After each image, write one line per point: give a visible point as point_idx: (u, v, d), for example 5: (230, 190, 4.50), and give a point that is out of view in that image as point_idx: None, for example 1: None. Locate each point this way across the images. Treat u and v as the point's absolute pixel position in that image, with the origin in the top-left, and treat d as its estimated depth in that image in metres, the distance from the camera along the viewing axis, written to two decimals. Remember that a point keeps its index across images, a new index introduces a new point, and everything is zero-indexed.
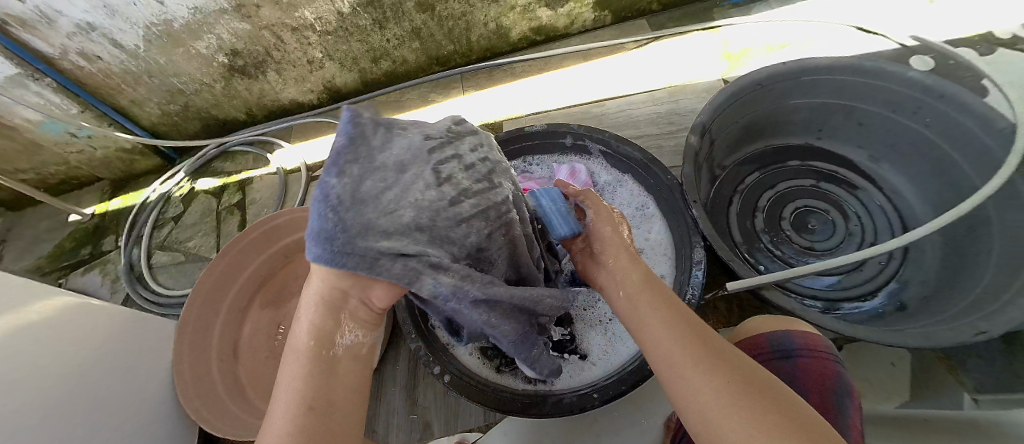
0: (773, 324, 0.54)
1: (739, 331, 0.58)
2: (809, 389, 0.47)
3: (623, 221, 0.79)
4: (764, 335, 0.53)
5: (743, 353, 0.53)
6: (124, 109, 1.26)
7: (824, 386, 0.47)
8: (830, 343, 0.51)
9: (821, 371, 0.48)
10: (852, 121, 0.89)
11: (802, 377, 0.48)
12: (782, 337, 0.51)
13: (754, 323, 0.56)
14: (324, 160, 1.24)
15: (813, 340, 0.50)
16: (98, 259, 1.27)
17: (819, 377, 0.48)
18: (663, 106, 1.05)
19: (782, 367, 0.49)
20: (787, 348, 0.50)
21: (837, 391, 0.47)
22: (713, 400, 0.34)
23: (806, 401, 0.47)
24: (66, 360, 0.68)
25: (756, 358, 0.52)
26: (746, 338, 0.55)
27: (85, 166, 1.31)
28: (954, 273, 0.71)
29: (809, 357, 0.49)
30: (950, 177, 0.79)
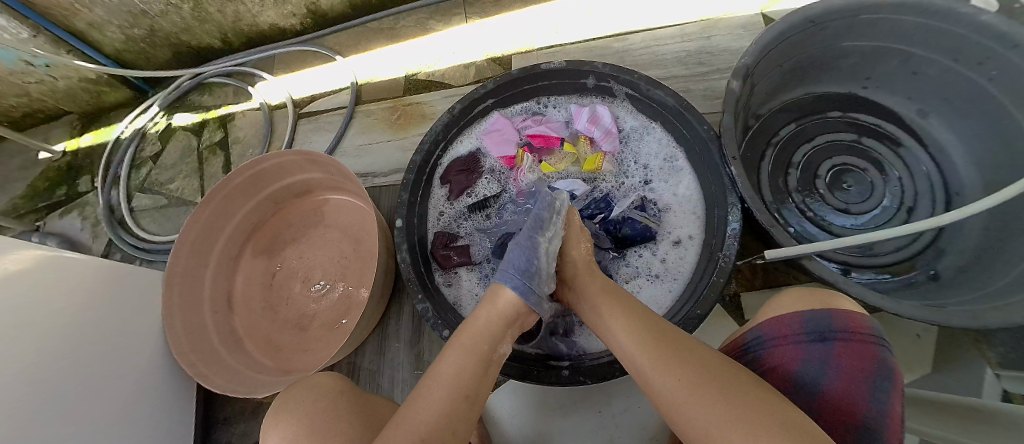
0: (803, 300, 0.44)
1: (763, 306, 0.48)
2: (840, 378, 0.39)
3: (650, 175, 0.74)
4: (791, 313, 0.43)
5: (763, 333, 0.44)
6: (84, 34, 1.11)
7: (861, 375, 0.38)
8: (876, 322, 0.41)
9: (860, 357, 0.39)
10: (905, 69, 0.79)
11: (834, 364, 0.39)
12: (815, 316, 0.41)
13: (783, 297, 0.47)
14: (313, 95, 1.12)
15: (855, 321, 0.40)
16: (76, 201, 1.18)
17: (857, 364, 0.39)
18: (693, 43, 0.93)
19: (810, 352, 0.40)
20: (819, 329, 0.40)
21: (876, 380, 0.38)
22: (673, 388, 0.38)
23: (834, 393, 0.38)
24: (44, 321, 0.64)
25: (777, 340, 0.43)
26: (770, 315, 0.45)
27: (48, 98, 1.18)
28: (997, 245, 0.67)
29: (847, 340, 0.39)
30: (1006, 140, 0.72)
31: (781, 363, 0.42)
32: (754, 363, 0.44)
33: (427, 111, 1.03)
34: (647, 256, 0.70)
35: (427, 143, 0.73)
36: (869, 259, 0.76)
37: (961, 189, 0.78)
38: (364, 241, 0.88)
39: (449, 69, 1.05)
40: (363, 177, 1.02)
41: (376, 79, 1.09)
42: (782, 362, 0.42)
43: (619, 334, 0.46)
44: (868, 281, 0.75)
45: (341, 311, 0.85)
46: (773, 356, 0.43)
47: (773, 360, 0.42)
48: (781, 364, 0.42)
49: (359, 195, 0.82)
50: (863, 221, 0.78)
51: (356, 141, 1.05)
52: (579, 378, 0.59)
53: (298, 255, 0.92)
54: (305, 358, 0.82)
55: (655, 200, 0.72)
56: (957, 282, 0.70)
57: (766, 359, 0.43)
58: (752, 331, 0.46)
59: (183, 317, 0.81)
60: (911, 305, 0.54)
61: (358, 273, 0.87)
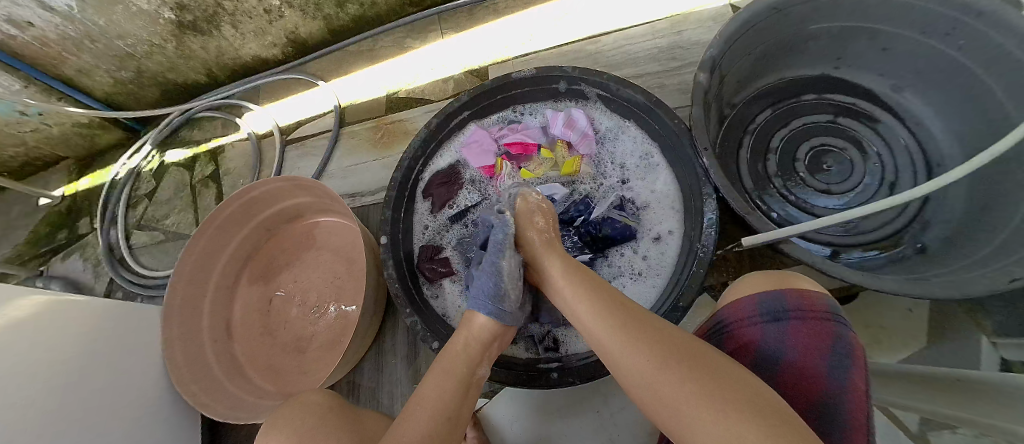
0: (761, 284, 0.45)
1: (727, 291, 0.49)
2: (798, 354, 0.39)
3: (627, 174, 0.75)
4: (746, 296, 0.44)
5: (724, 317, 0.46)
6: (73, 81, 1.14)
7: (818, 350, 0.39)
8: (833, 300, 0.42)
9: (815, 333, 0.39)
10: (875, 46, 0.80)
11: (790, 341, 0.40)
12: (767, 297, 0.43)
13: (743, 281, 0.48)
14: (298, 121, 1.14)
15: (808, 300, 0.41)
16: (76, 243, 1.20)
17: (813, 341, 0.39)
18: (664, 39, 0.94)
19: (767, 332, 0.41)
20: (774, 310, 0.42)
21: (832, 355, 0.38)
22: (651, 380, 0.36)
23: (793, 368, 0.39)
24: (50, 363, 0.66)
25: (736, 323, 0.44)
26: (730, 299, 0.47)
27: (44, 145, 1.21)
28: (980, 213, 0.67)
29: (801, 318, 0.40)
30: (981, 107, 0.73)
31: (741, 344, 0.43)
32: (719, 345, 0.45)
33: (410, 127, 1.05)
34: (628, 254, 0.71)
35: (407, 160, 0.74)
36: (854, 237, 0.76)
37: (941, 160, 0.78)
38: (356, 261, 0.89)
39: (428, 85, 1.06)
40: (352, 197, 1.03)
41: (358, 100, 1.11)
42: (742, 343, 0.43)
43: (587, 321, 0.45)
44: (856, 259, 0.76)
45: (338, 331, 0.86)
46: (734, 339, 0.44)
47: (734, 343, 0.44)
48: (742, 346, 0.43)
49: (347, 215, 0.84)
50: (845, 201, 0.79)
51: (343, 162, 1.07)
52: (568, 379, 0.60)
53: (292, 279, 0.94)
54: (305, 380, 0.83)
55: (633, 197, 0.73)
56: (943, 253, 0.70)
57: (729, 342, 0.44)
58: (716, 316, 0.47)
59: (183, 349, 0.82)
60: (894, 280, 0.54)
61: (352, 293, 0.88)
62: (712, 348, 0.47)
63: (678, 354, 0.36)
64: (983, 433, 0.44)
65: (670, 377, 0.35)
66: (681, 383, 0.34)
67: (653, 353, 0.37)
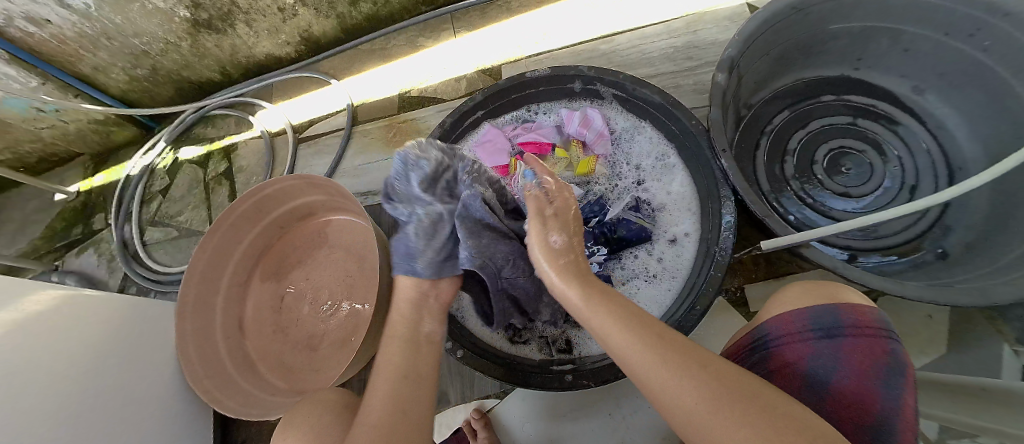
0: (809, 295, 0.45)
1: (767, 304, 0.49)
2: (850, 374, 0.38)
3: (643, 174, 0.74)
4: (796, 309, 0.43)
5: (767, 331, 0.44)
6: (91, 78, 1.15)
7: (871, 370, 0.38)
8: (886, 316, 0.41)
9: (870, 351, 0.39)
10: (895, 47, 0.79)
11: (843, 360, 0.39)
12: (820, 310, 0.42)
13: (787, 293, 0.47)
14: (310, 119, 1.15)
15: (863, 316, 0.40)
16: (91, 238, 1.22)
17: (867, 359, 0.38)
18: (679, 39, 0.93)
19: (818, 348, 0.40)
20: (826, 325, 0.41)
21: (887, 375, 0.38)
22: (693, 407, 0.32)
23: (844, 392, 0.38)
24: (68, 357, 0.66)
25: (784, 337, 0.43)
26: (773, 313, 0.46)
27: (61, 141, 1.22)
28: (1004, 218, 0.66)
29: (855, 335, 0.39)
30: (1007, 110, 0.71)
31: (788, 360, 0.42)
32: (759, 364, 0.44)
33: (422, 126, 1.05)
34: (644, 255, 0.70)
35: None
36: (873, 242, 0.75)
37: (964, 163, 0.76)
38: (367, 259, 0.89)
39: (440, 84, 1.06)
40: (363, 196, 1.04)
41: (370, 99, 1.11)
42: (789, 361, 0.41)
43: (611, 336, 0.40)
44: (875, 264, 0.74)
45: (349, 329, 0.87)
46: (782, 354, 0.42)
47: (781, 358, 0.42)
48: (790, 361, 0.41)
49: (359, 213, 0.84)
50: (864, 204, 0.78)
51: (354, 161, 1.07)
52: (582, 382, 0.60)
53: (304, 277, 0.94)
54: (316, 378, 0.84)
55: (649, 198, 0.72)
56: (966, 259, 0.68)
57: (776, 357, 0.43)
58: (757, 330, 0.46)
59: (197, 344, 0.83)
60: (916, 287, 0.53)
61: (363, 291, 0.88)
62: (749, 369, 0.45)
63: (725, 379, 0.33)
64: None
65: (723, 387, 0.32)
66: (726, 416, 0.31)
67: (699, 380, 0.33)
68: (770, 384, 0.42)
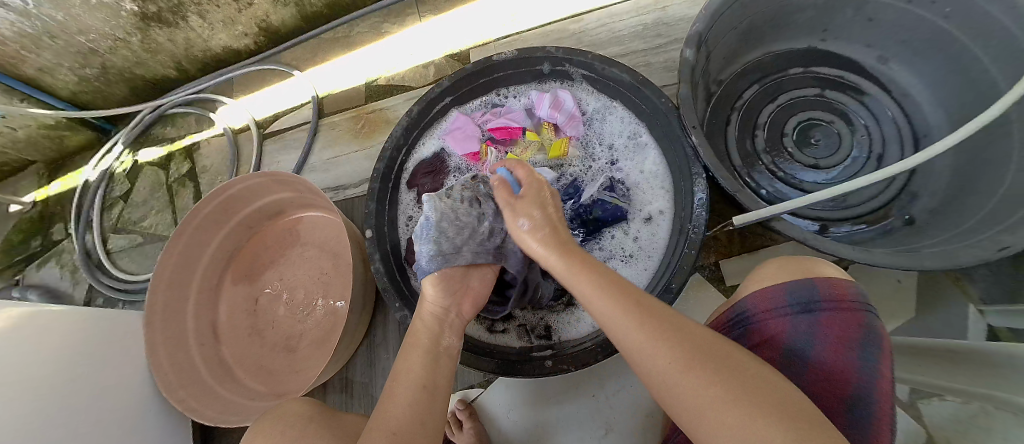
0: (786, 271, 0.45)
1: (744, 282, 0.49)
2: (829, 346, 0.39)
3: (616, 155, 0.73)
4: (773, 285, 0.44)
5: (745, 308, 0.45)
6: (35, 80, 1.08)
7: (848, 343, 0.39)
8: (861, 288, 0.42)
9: (846, 324, 0.39)
10: (860, 17, 0.79)
11: (821, 333, 0.40)
12: (798, 286, 0.42)
13: (762, 271, 0.48)
14: (275, 114, 1.10)
15: (839, 288, 0.41)
16: (52, 250, 1.16)
17: (843, 332, 0.39)
18: (649, 16, 0.91)
19: (796, 323, 0.41)
20: (802, 300, 0.41)
21: (863, 346, 0.39)
22: (658, 357, 0.35)
23: (822, 364, 0.39)
24: (32, 377, 0.63)
25: (762, 314, 0.43)
26: (752, 290, 0.46)
27: (9, 149, 1.15)
28: (967, 182, 0.68)
29: (831, 309, 0.40)
30: (968, 76, 0.72)
31: (769, 337, 0.42)
32: (738, 343, 0.44)
33: (391, 116, 1.02)
34: (620, 236, 0.70)
35: (389, 149, 0.72)
36: (843, 212, 0.76)
37: (929, 130, 0.78)
38: (342, 255, 0.87)
39: (407, 71, 1.03)
40: (334, 191, 1.01)
41: (336, 90, 1.07)
42: (769, 337, 0.42)
43: (594, 300, 0.42)
44: (846, 233, 0.76)
45: (327, 328, 0.85)
46: (761, 331, 0.43)
47: (762, 335, 0.42)
48: (770, 338, 0.42)
49: (330, 209, 0.81)
50: (834, 176, 0.79)
51: (323, 155, 1.04)
52: (564, 367, 0.59)
53: (278, 278, 0.91)
54: (296, 379, 0.82)
55: (622, 178, 0.72)
56: (932, 224, 0.70)
57: (756, 334, 0.43)
58: (735, 308, 0.46)
59: (169, 354, 0.80)
60: (885, 253, 0.54)
61: (340, 288, 0.86)
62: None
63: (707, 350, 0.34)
64: (974, 401, 0.45)
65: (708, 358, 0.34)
66: (700, 378, 0.32)
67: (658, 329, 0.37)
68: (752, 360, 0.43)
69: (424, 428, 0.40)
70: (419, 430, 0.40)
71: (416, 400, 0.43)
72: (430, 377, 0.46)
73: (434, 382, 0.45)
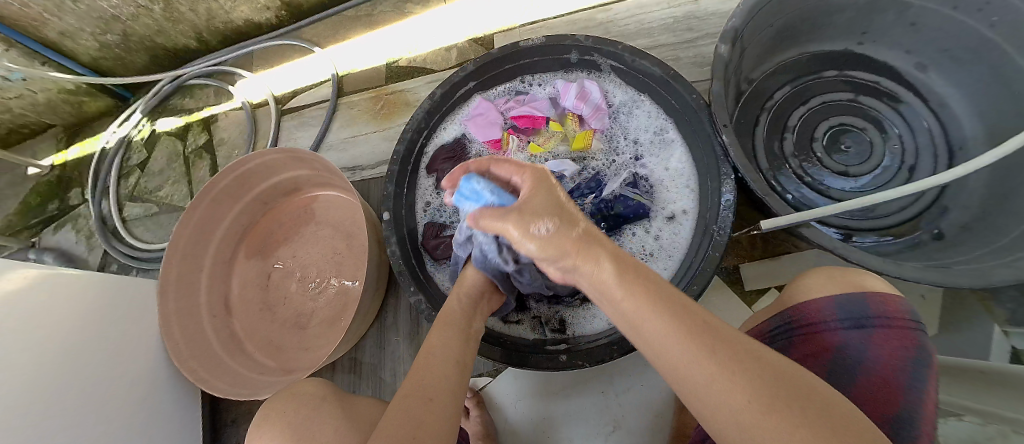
0: (833, 284, 0.44)
1: (786, 292, 0.48)
2: (879, 364, 0.38)
3: (640, 150, 0.72)
4: (822, 297, 0.43)
5: (791, 318, 0.43)
6: (58, 44, 1.08)
7: (899, 361, 0.38)
8: (913, 307, 0.41)
9: (898, 342, 0.39)
10: (902, 21, 0.76)
11: (871, 350, 0.39)
12: (850, 300, 0.41)
13: (806, 281, 0.46)
14: (294, 90, 1.09)
15: (892, 306, 0.40)
16: (69, 214, 1.17)
17: (894, 351, 0.38)
18: (680, 9, 0.89)
19: (846, 337, 0.40)
20: (855, 315, 0.40)
21: (914, 367, 0.38)
22: (705, 385, 0.29)
23: (870, 382, 0.38)
24: (45, 340, 0.64)
25: (810, 326, 0.42)
26: (797, 300, 0.45)
27: (30, 112, 1.15)
28: (1003, 199, 0.66)
29: (883, 326, 0.39)
30: (1012, 88, 0.69)
31: (815, 350, 0.41)
32: (780, 354, 0.43)
33: (411, 99, 1.00)
34: (640, 233, 0.69)
35: (410, 132, 0.71)
36: (870, 222, 0.74)
37: (966, 142, 0.75)
38: (356, 236, 0.87)
39: (429, 54, 1.02)
40: (350, 171, 1.00)
41: (356, 69, 1.06)
42: (815, 350, 0.41)
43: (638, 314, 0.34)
44: (871, 244, 0.74)
45: (338, 308, 0.85)
46: (807, 342, 0.41)
47: (807, 347, 0.41)
48: (816, 351, 0.41)
49: (346, 189, 0.80)
50: (863, 184, 0.77)
51: (341, 134, 1.03)
52: (577, 362, 0.58)
53: (291, 255, 0.91)
54: (305, 356, 0.82)
55: (646, 175, 0.71)
56: (962, 240, 0.68)
57: (801, 345, 0.42)
58: (779, 317, 0.45)
59: (182, 325, 0.81)
60: (915, 267, 0.53)
61: (352, 269, 0.86)
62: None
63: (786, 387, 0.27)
64: (1000, 423, 0.43)
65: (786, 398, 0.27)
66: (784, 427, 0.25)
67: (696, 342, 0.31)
68: None
69: (439, 415, 0.40)
70: (436, 416, 0.40)
71: (431, 381, 0.43)
72: (444, 361, 0.46)
73: (449, 368, 0.45)
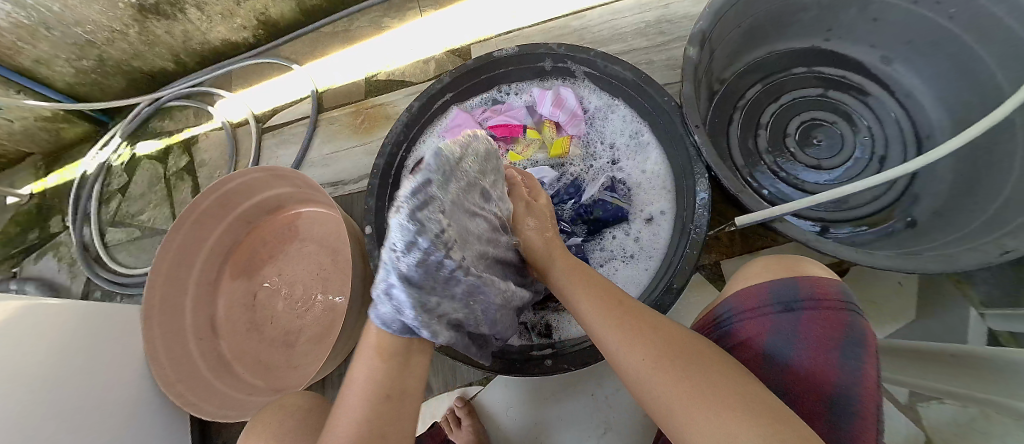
0: (771, 270, 0.45)
1: (732, 281, 0.49)
2: (811, 346, 0.39)
3: (617, 154, 0.73)
4: (757, 284, 0.43)
5: (731, 306, 0.44)
6: (33, 72, 1.06)
7: (831, 341, 0.38)
8: (846, 288, 0.42)
9: (829, 323, 0.39)
10: (865, 16, 0.78)
11: (803, 332, 0.39)
12: (781, 284, 0.42)
13: (748, 270, 0.48)
14: (274, 108, 1.09)
15: (822, 288, 0.41)
16: (49, 242, 1.15)
17: (826, 331, 0.39)
18: (651, 13, 0.91)
19: (778, 321, 0.40)
20: (786, 298, 0.41)
21: (846, 346, 0.38)
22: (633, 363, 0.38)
23: (803, 364, 0.38)
24: (31, 370, 0.63)
25: (746, 313, 0.43)
26: (738, 288, 0.46)
27: (6, 141, 1.14)
28: (970, 185, 0.68)
29: (813, 308, 0.40)
30: (971, 77, 0.72)
31: (750, 336, 0.42)
32: (722, 341, 0.44)
33: (391, 112, 1.01)
34: (620, 237, 0.69)
35: (389, 146, 0.72)
36: (844, 212, 0.76)
37: (932, 131, 0.78)
38: (341, 251, 0.87)
39: (408, 66, 1.02)
40: (334, 186, 1.00)
41: (335, 84, 1.06)
42: (751, 335, 0.41)
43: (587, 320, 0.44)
44: (846, 234, 0.76)
45: (327, 324, 0.84)
46: (745, 329, 0.42)
47: (743, 334, 0.42)
48: (750, 337, 0.41)
49: (327, 204, 0.80)
50: (834, 177, 0.79)
51: (323, 149, 1.03)
52: (562, 366, 0.59)
53: (276, 273, 0.91)
54: (295, 375, 0.82)
55: (623, 179, 0.72)
56: (933, 226, 0.70)
57: (739, 332, 0.42)
58: (723, 306, 0.46)
59: (168, 349, 0.80)
60: (885, 255, 0.54)
61: (339, 283, 0.86)
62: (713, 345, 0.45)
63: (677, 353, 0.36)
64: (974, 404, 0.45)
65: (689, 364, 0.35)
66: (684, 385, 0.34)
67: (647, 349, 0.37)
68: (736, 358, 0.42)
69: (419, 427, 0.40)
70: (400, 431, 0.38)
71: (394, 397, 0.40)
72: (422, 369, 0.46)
73: None
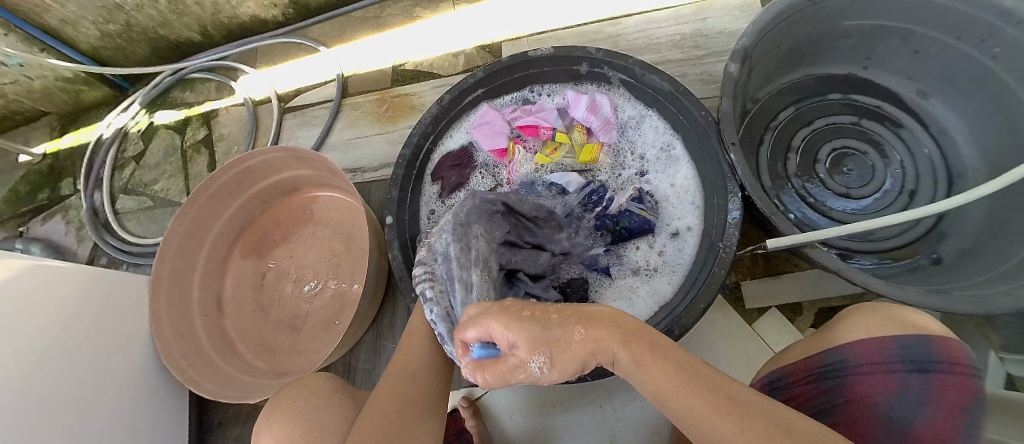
0: (887, 323, 0.44)
1: (834, 328, 0.47)
2: (938, 409, 0.38)
3: (646, 165, 0.72)
4: (880, 338, 0.42)
5: (847, 357, 0.43)
6: (58, 32, 1.06)
7: (959, 407, 0.38)
8: (971, 349, 0.41)
9: (959, 390, 0.39)
10: (905, 48, 0.77)
11: (934, 396, 0.39)
12: (910, 342, 0.41)
13: (857, 321, 0.46)
14: (298, 88, 1.08)
15: (954, 351, 0.40)
16: (58, 205, 1.14)
17: (955, 398, 0.38)
18: (687, 26, 0.90)
19: (906, 382, 0.40)
20: (917, 359, 0.40)
21: (972, 415, 0.38)
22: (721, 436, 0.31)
23: (928, 427, 0.38)
24: (35, 332, 0.62)
25: (868, 367, 0.42)
26: (850, 338, 0.44)
27: (25, 99, 1.14)
28: (1000, 226, 0.66)
29: (947, 372, 0.39)
30: (1009, 119, 0.70)
31: (870, 393, 0.41)
32: (833, 392, 0.43)
33: (416, 102, 1.00)
34: (644, 249, 0.68)
35: (416, 136, 0.70)
36: (870, 245, 0.75)
37: (963, 168, 0.76)
38: (355, 239, 0.86)
39: (436, 58, 1.01)
40: (353, 172, 1.00)
41: (360, 70, 1.05)
42: (873, 392, 0.41)
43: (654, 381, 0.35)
44: (869, 266, 0.75)
45: (335, 313, 0.83)
46: (865, 384, 0.41)
47: (861, 389, 0.41)
48: (871, 392, 0.41)
49: (347, 189, 0.79)
50: (862, 208, 0.77)
51: (343, 134, 1.02)
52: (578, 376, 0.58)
53: (288, 255, 0.90)
54: (298, 360, 0.81)
55: (651, 190, 0.71)
56: (961, 265, 0.69)
57: (858, 386, 0.42)
58: (833, 354, 0.44)
59: (173, 321, 0.79)
60: (918, 292, 0.53)
61: (350, 270, 0.85)
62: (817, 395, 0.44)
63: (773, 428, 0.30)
64: None
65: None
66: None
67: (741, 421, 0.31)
68: (851, 411, 0.42)
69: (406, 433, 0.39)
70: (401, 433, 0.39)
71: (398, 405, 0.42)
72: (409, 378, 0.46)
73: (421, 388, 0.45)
